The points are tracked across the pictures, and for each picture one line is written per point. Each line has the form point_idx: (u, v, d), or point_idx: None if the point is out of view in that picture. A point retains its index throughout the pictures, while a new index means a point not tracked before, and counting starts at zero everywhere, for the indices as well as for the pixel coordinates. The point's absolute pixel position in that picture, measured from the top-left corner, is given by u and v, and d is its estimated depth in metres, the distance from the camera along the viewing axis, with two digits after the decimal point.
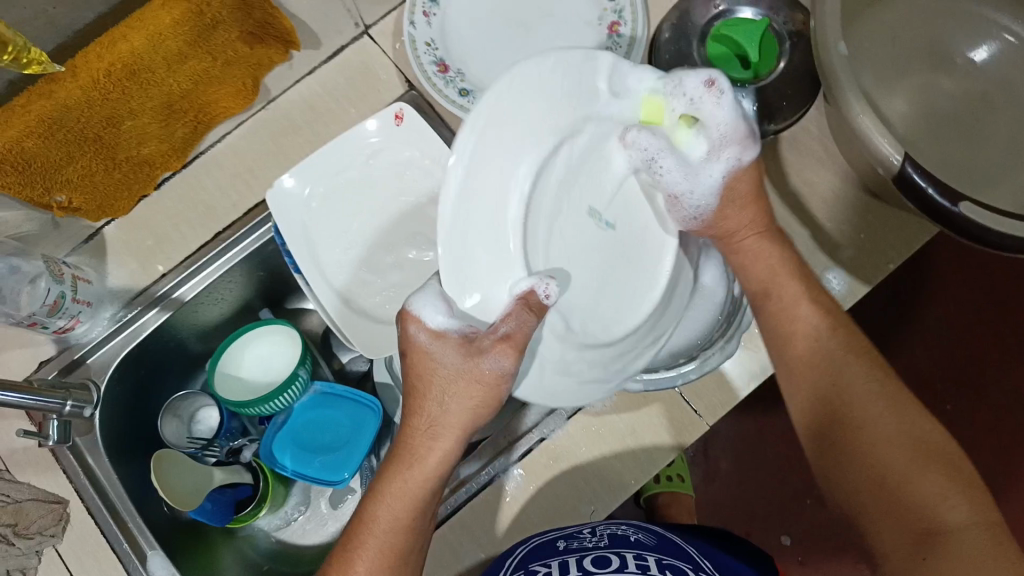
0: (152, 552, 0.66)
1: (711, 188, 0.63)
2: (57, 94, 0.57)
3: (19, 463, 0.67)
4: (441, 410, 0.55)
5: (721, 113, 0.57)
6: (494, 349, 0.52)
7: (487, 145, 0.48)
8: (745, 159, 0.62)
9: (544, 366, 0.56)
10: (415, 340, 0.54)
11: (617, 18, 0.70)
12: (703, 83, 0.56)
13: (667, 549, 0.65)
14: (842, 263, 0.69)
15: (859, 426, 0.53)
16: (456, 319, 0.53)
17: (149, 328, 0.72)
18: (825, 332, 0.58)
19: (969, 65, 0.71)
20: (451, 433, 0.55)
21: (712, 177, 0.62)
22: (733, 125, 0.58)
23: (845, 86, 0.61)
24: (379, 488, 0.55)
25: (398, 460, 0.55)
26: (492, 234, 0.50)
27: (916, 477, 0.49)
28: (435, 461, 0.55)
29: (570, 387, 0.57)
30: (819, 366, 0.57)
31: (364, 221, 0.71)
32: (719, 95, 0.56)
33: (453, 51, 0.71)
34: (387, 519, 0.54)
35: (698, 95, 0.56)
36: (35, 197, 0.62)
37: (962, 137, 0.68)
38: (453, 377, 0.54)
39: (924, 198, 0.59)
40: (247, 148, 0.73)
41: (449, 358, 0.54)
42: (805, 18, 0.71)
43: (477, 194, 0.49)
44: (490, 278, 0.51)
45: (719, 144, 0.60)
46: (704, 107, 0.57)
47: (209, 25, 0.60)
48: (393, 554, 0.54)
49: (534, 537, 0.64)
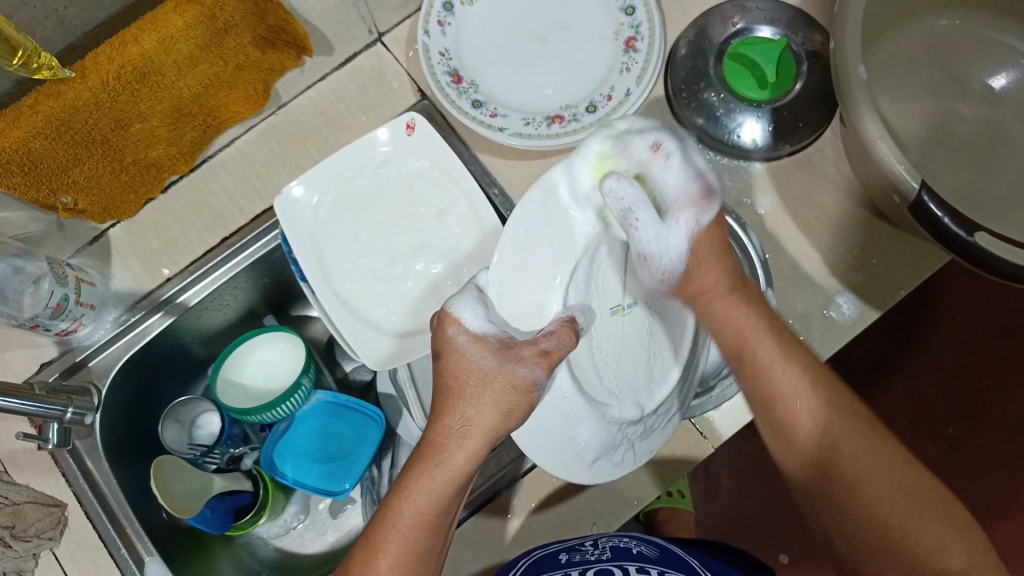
0: (150, 558, 0.66)
1: (682, 249, 0.60)
2: (66, 95, 0.56)
3: (19, 465, 0.66)
4: (475, 411, 0.56)
5: (670, 173, 0.60)
6: (531, 359, 0.57)
7: (527, 222, 0.61)
8: (707, 221, 0.60)
9: (557, 434, 0.61)
10: (451, 340, 0.58)
11: (634, 33, 0.69)
12: (651, 145, 0.60)
13: (670, 561, 0.64)
14: (851, 287, 0.67)
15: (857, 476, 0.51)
16: (492, 325, 0.59)
17: (152, 333, 0.71)
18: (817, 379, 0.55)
19: (987, 92, 0.70)
20: (481, 433, 0.56)
21: (678, 238, 0.60)
22: (686, 182, 0.60)
23: (863, 108, 0.60)
24: (406, 485, 0.54)
25: (424, 457, 0.55)
26: (534, 291, 0.61)
27: (923, 532, 0.48)
28: (466, 458, 0.55)
29: (581, 447, 0.61)
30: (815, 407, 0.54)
31: (372, 230, 0.71)
32: (668, 155, 0.60)
33: (467, 61, 0.70)
34: (415, 514, 0.53)
35: (648, 156, 0.60)
36: (40, 198, 0.62)
37: (978, 166, 0.67)
38: (489, 378, 0.57)
39: (940, 228, 0.58)
40: (256, 154, 0.72)
41: (485, 358, 0.58)
42: (823, 39, 0.70)
43: (520, 256, 0.61)
44: (528, 308, 0.61)
45: (682, 195, 0.60)
46: (654, 168, 0.60)
47: (222, 28, 0.59)
48: (418, 550, 0.52)
49: (536, 549, 0.63)
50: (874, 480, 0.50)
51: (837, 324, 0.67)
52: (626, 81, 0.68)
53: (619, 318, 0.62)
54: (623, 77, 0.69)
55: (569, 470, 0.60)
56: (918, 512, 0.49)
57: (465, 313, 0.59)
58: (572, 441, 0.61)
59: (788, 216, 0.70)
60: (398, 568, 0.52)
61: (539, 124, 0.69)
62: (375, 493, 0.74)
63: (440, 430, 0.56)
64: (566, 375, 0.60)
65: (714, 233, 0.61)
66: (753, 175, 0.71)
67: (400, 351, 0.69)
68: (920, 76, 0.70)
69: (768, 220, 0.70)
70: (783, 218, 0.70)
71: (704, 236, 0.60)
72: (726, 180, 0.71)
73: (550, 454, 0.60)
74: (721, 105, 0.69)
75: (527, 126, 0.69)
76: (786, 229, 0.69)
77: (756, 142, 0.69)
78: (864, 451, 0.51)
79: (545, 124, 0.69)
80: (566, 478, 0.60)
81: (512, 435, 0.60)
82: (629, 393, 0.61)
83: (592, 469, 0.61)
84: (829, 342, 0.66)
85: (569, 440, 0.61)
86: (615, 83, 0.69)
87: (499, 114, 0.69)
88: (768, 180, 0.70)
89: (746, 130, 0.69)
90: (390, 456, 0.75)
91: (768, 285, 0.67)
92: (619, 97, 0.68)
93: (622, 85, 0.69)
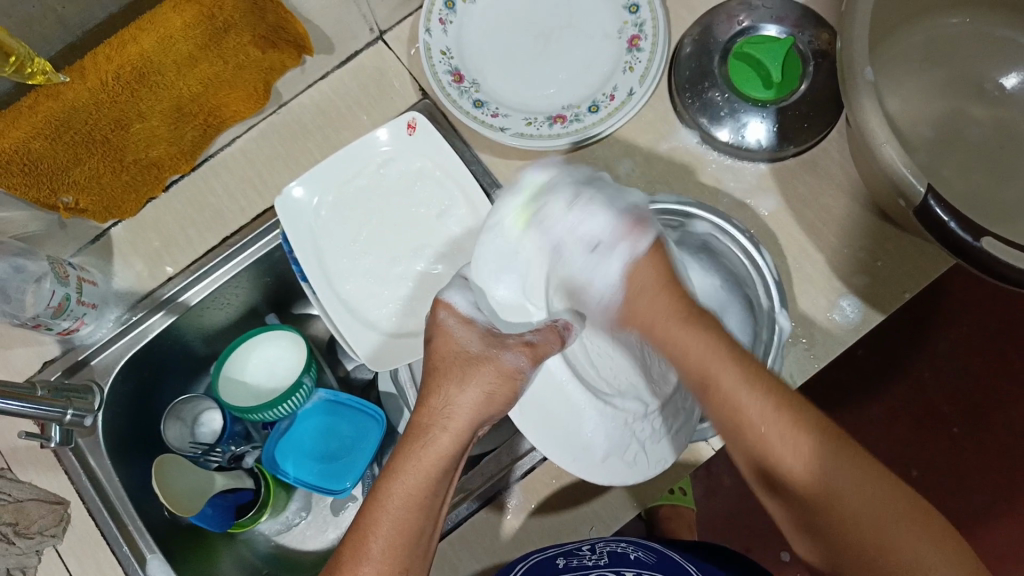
0: (152, 555, 0.66)
1: (615, 283, 0.59)
2: (65, 95, 0.56)
3: (21, 461, 0.67)
4: (459, 391, 0.54)
5: (591, 218, 0.61)
6: (517, 348, 0.57)
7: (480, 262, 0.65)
8: (642, 247, 0.59)
9: (553, 425, 0.61)
10: (442, 323, 0.59)
11: (638, 32, 0.68)
12: (569, 197, 0.62)
13: (667, 567, 0.65)
14: (856, 290, 0.67)
15: (851, 516, 0.43)
16: (481, 312, 0.60)
17: (154, 331, 0.72)
18: (795, 413, 0.46)
19: (999, 93, 0.69)
20: (467, 413, 0.54)
21: (614, 269, 0.59)
22: (611, 219, 0.60)
23: (870, 109, 0.59)
24: (390, 469, 0.51)
25: (408, 444, 0.52)
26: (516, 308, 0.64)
27: (919, 569, 0.41)
28: (451, 439, 0.52)
29: (575, 438, 0.61)
30: (802, 449, 0.45)
31: (372, 230, 0.70)
32: (586, 203, 0.61)
33: (469, 60, 0.70)
34: (402, 498, 0.50)
35: (568, 208, 0.62)
36: (41, 197, 0.61)
37: (986, 170, 0.66)
38: (476, 362, 0.56)
39: (947, 232, 0.57)
40: (258, 153, 0.72)
41: (470, 342, 0.57)
42: (831, 38, 0.69)
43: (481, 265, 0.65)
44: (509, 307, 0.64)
45: (611, 233, 0.60)
46: (569, 219, 0.62)
47: (221, 28, 0.59)
48: (407, 531, 0.49)
49: (535, 551, 0.63)
50: (861, 514, 0.43)
51: (841, 328, 0.66)
52: (630, 80, 0.68)
53: None
54: (627, 77, 0.68)
55: (578, 462, 0.59)
56: (919, 545, 0.42)
57: (455, 297, 0.60)
58: (578, 434, 0.61)
59: (792, 218, 0.69)
60: (388, 552, 0.48)
61: (540, 124, 0.68)
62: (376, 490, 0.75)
63: (422, 413, 0.54)
64: (560, 364, 0.64)
65: (657, 258, 0.58)
66: (757, 176, 0.69)
67: (398, 353, 0.68)
68: (928, 76, 0.69)
69: (772, 222, 0.69)
70: (787, 219, 0.69)
71: (642, 261, 0.58)
72: (730, 180, 0.69)
73: (554, 441, 0.60)
74: (725, 104, 0.68)
75: (529, 126, 0.68)
76: (790, 231, 0.68)
77: (761, 142, 0.68)
78: (850, 484, 0.44)
79: (547, 124, 0.68)
80: (576, 470, 0.59)
81: (510, 414, 0.60)
82: (630, 389, 0.63)
83: (604, 465, 0.59)
84: (830, 346, 0.66)
85: (575, 431, 0.61)
86: (618, 83, 0.68)
87: (500, 113, 0.68)
88: (772, 181, 0.69)
89: (750, 130, 0.68)
90: (390, 454, 0.76)
91: (783, 307, 0.64)
92: (622, 96, 0.67)
93: (625, 84, 0.68)
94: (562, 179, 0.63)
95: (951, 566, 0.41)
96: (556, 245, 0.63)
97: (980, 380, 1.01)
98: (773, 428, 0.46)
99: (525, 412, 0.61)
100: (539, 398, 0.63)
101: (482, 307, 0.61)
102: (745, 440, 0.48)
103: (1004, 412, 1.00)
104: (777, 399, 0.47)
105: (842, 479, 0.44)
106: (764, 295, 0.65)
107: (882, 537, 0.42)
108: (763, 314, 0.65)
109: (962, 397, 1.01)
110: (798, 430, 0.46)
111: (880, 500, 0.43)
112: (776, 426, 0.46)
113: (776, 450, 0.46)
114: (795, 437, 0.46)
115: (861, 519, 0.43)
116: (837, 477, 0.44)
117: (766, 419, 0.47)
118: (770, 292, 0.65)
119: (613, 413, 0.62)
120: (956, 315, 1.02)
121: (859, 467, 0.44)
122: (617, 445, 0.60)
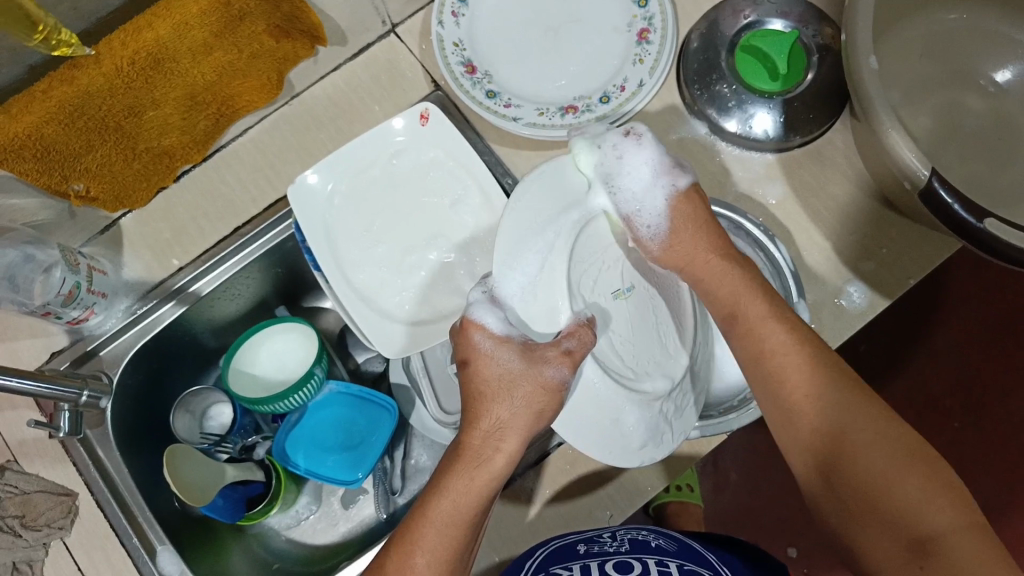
0: (162, 547, 0.65)
1: (659, 216, 0.61)
2: (80, 81, 0.56)
3: (28, 453, 0.66)
4: (510, 412, 0.55)
5: (638, 155, 0.62)
6: (557, 359, 0.56)
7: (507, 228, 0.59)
8: (682, 186, 0.61)
9: (594, 424, 0.61)
10: (478, 347, 0.57)
11: (647, 25, 0.70)
12: (624, 132, 0.62)
13: (690, 555, 0.63)
14: (862, 276, 0.68)
15: (856, 451, 0.48)
16: (509, 327, 0.58)
17: (163, 322, 0.71)
18: (814, 356, 0.52)
19: (993, 85, 0.71)
20: (517, 435, 0.55)
21: (657, 203, 0.61)
22: (656, 158, 0.62)
23: (877, 99, 0.61)
24: (442, 485, 0.53)
25: (464, 461, 0.54)
26: (545, 313, 0.60)
27: (898, 490, 0.45)
28: (505, 460, 0.54)
29: (617, 440, 0.61)
30: (818, 395, 0.50)
31: (385, 220, 0.71)
32: (639, 137, 0.62)
33: (481, 52, 0.71)
34: (450, 513, 0.51)
35: (620, 143, 0.62)
36: (53, 185, 0.61)
37: (984, 160, 0.68)
38: (518, 380, 0.56)
39: (951, 214, 0.58)
40: (269, 144, 0.73)
41: (511, 360, 0.56)
42: (834, 32, 0.71)
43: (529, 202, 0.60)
44: (535, 308, 0.60)
45: (654, 171, 0.62)
46: (625, 148, 0.62)
47: (237, 16, 0.59)
48: (454, 554, 0.51)
49: (555, 539, 0.63)
50: (867, 464, 0.47)
51: (848, 313, 0.67)
52: (639, 72, 0.69)
53: (621, 303, 0.63)
54: (636, 69, 0.69)
55: (614, 454, 0.61)
56: (917, 492, 0.45)
57: (487, 317, 0.58)
58: (613, 427, 0.61)
59: (799, 207, 0.70)
60: (434, 566, 0.50)
61: (553, 114, 0.69)
62: (387, 484, 0.74)
63: (474, 434, 0.55)
64: (593, 368, 0.61)
65: (692, 201, 0.61)
66: (764, 165, 0.71)
67: (417, 339, 0.68)
68: (929, 66, 0.70)
69: (779, 210, 0.70)
70: (794, 207, 0.70)
71: (683, 200, 0.61)
72: (737, 171, 0.71)
73: (592, 437, 0.61)
74: (733, 96, 0.69)
75: (540, 116, 0.69)
76: (797, 217, 0.70)
77: (767, 133, 0.69)
78: (852, 423, 0.49)
79: (559, 114, 0.69)
80: (612, 462, 0.60)
81: (553, 425, 0.60)
82: (656, 368, 0.63)
83: (638, 452, 0.61)
84: (839, 330, 0.67)
85: (613, 426, 0.61)
86: (628, 74, 0.69)
87: (513, 104, 0.69)
88: (779, 170, 0.71)
89: (757, 121, 0.69)
90: (402, 447, 0.75)
91: (801, 297, 0.65)
92: (631, 88, 0.69)
93: (635, 76, 0.69)
94: (595, 127, 0.64)
95: (943, 513, 0.44)
96: (606, 178, 0.62)
97: (972, 376, 1.02)
98: (794, 364, 0.52)
99: (566, 418, 0.60)
100: (575, 404, 0.61)
101: (514, 321, 0.59)
102: (765, 372, 0.53)
103: (995, 408, 1.02)
104: (801, 336, 0.53)
105: (850, 423, 0.49)
106: (778, 290, 0.66)
107: (885, 479, 0.46)
108: (779, 308, 0.67)
109: (954, 391, 1.02)
110: (816, 372, 0.51)
111: (883, 445, 0.47)
112: (796, 362, 0.52)
113: (795, 388, 0.51)
114: (813, 378, 0.51)
115: (866, 457, 0.47)
116: (841, 418, 0.49)
117: (790, 358, 0.52)
118: (786, 285, 0.66)
119: (650, 404, 0.61)
120: (946, 311, 1.04)
121: (865, 410, 0.49)
122: (654, 434, 0.61)
